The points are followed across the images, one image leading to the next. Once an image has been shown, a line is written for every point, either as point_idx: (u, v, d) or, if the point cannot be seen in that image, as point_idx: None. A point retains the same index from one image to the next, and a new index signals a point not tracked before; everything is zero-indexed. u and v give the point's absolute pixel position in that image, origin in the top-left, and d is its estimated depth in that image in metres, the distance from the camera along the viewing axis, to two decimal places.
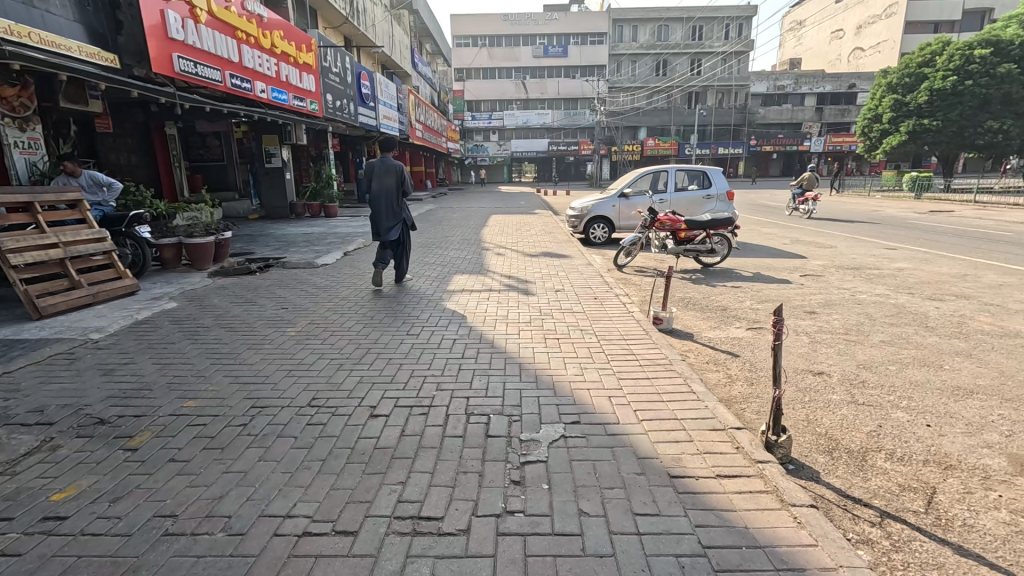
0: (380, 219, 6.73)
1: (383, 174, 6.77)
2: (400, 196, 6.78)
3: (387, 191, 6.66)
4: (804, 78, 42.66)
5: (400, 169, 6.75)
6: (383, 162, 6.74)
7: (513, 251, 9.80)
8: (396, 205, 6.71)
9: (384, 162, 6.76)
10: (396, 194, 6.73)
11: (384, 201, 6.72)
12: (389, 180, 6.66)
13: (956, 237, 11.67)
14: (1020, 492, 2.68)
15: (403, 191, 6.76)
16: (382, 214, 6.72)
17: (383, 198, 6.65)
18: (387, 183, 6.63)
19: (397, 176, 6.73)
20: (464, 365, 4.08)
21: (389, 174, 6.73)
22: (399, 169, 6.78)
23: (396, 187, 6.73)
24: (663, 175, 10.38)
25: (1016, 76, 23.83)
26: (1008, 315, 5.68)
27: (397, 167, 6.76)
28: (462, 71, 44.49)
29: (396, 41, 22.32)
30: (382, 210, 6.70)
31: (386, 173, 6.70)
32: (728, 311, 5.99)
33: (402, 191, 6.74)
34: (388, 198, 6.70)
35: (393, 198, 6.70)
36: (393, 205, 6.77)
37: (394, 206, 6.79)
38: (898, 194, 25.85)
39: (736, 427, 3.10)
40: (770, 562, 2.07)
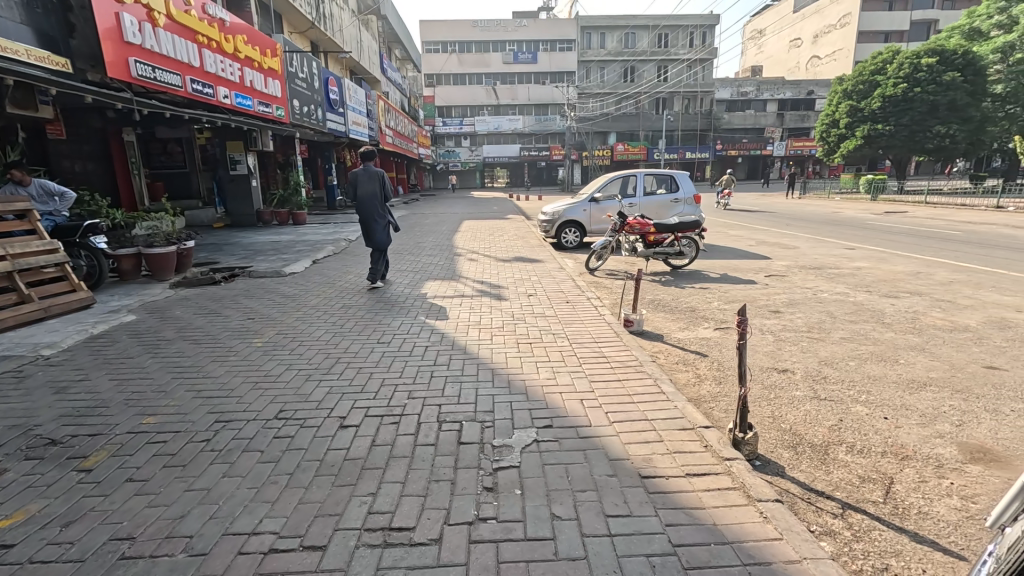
0: (366, 224, 7.03)
1: (367, 180, 7.03)
2: (383, 201, 7.06)
3: (372, 197, 6.93)
4: (765, 85, 44.06)
5: (382, 176, 7.01)
6: (366, 169, 6.99)
7: (485, 256, 9.79)
8: (381, 210, 6.98)
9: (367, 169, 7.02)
10: (380, 200, 7.02)
11: (369, 207, 6.99)
12: (373, 186, 6.93)
13: (910, 237, 12.21)
14: (971, 479, 2.81)
15: (386, 196, 7.04)
16: (368, 219, 7.02)
17: (368, 204, 6.92)
18: (371, 190, 6.89)
19: (380, 182, 7.00)
20: (435, 372, 4.05)
21: (372, 180, 6.99)
22: (381, 175, 7.03)
23: (380, 193, 7.00)
24: (632, 180, 10.56)
25: (959, 83, 24.80)
26: (957, 311, 5.97)
27: (380, 173, 7.02)
28: (432, 77, 44.40)
29: (364, 46, 22.12)
30: (367, 216, 6.98)
31: (369, 179, 6.96)
32: (697, 312, 6.12)
33: (385, 196, 7.02)
34: (372, 204, 6.97)
35: (377, 204, 6.97)
36: (378, 210, 7.05)
37: (378, 211, 7.08)
38: (855, 196, 26.89)
39: (705, 426, 3.16)
40: (737, 558, 2.11)
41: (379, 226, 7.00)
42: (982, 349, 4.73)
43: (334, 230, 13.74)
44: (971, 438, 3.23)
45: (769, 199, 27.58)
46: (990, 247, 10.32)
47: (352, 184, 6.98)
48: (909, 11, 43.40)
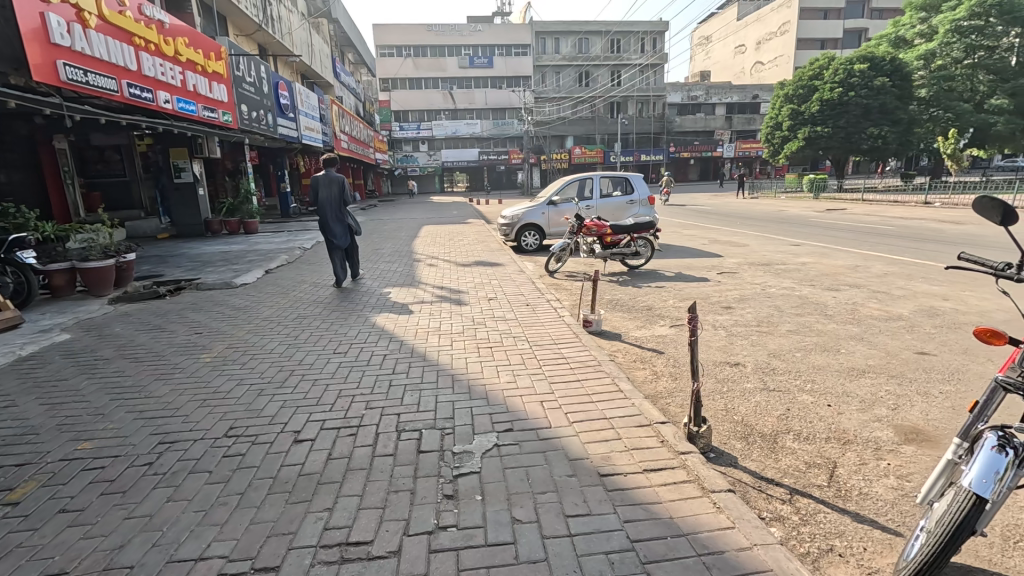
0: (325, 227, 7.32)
1: (327, 185, 7.32)
2: (344, 205, 7.37)
3: (331, 202, 7.23)
4: (713, 89, 45.77)
5: (342, 181, 7.31)
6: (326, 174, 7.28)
7: (445, 261, 9.73)
8: (340, 214, 7.29)
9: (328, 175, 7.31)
10: (339, 204, 7.33)
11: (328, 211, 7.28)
12: (332, 191, 7.24)
13: (849, 233, 12.92)
14: (905, 459, 2.99)
15: (345, 201, 7.34)
16: (327, 222, 7.31)
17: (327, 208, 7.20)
18: (330, 195, 7.18)
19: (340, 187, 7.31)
20: (394, 381, 3.98)
21: (332, 185, 7.27)
22: (340, 180, 7.33)
23: (339, 197, 7.30)
24: (589, 183, 10.75)
25: (889, 88, 26.56)
26: (891, 301, 6.36)
27: (340, 179, 7.32)
28: (387, 81, 43.83)
29: (316, 51, 21.64)
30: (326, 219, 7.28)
31: (329, 184, 7.24)
32: (653, 310, 6.27)
33: (344, 200, 7.34)
34: (332, 208, 7.27)
35: (337, 207, 7.29)
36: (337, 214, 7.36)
37: (337, 214, 7.39)
38: (800, 195, 28.25)
39: (661, 422, 3.24)
40: (692, 548, 2.17)
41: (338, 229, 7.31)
42: (914, 336, 5.05)
43: (288, 238, 13.35)
44: (905, 420, 3.44)
45: (720, 199, 28.59)
46: (920, 240, 11.04)
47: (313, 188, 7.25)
48: (842, 20, 46.02)
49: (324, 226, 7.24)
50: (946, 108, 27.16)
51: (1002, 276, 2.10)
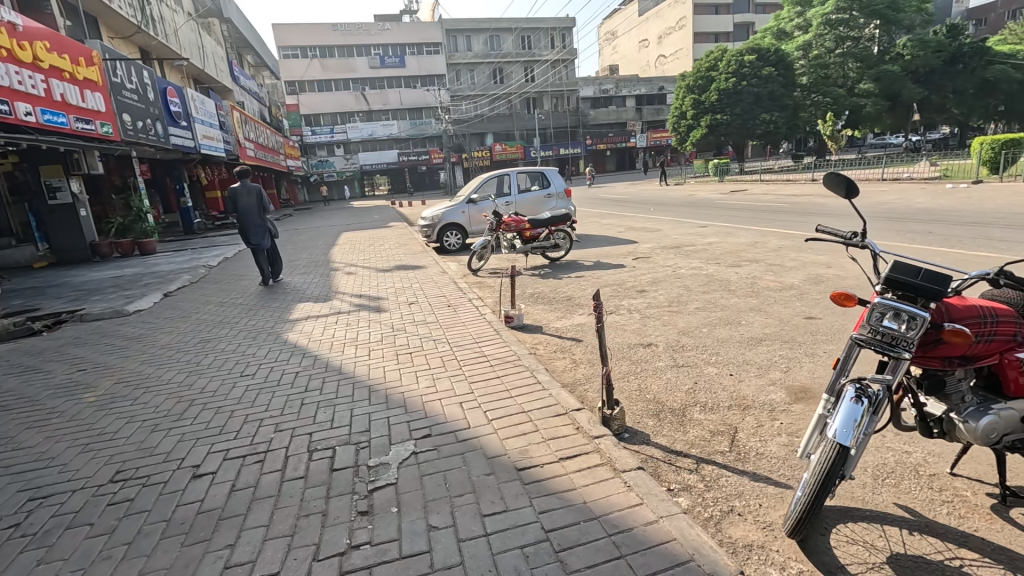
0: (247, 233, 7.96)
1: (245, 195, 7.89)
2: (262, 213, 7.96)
3: (250, 210, 7.83)
4: (623, 82, 47.60)
5: (259, 190, 7.93)
6: (243, 183, 7.82)
7: (364, 267, 9.43)
8: (255, 221, 7.85)
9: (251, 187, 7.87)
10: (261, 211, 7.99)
11: (248, 218, 7.89)
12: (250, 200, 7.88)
13: (749, 211, 13.96)
14: (794, 416, 3.27)
15: (264, 208, 7.98)
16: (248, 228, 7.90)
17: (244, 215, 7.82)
18: (245, 203, 7.78)
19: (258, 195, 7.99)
20: (306, 399, 3.79)
21: (250, 194, 7.86)
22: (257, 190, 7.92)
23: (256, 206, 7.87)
24: (507, 179, 10.79)
25: (774, 77, 29.12)
26: (785, 272, 6.93)
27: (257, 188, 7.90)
28: (293, 84, 41.68)
29: (208, 53, 20.13)
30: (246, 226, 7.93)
31: (247, 193, 7.84)
32: (572, 300, 6.42)
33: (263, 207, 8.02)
34: (251, 215, 7.86)
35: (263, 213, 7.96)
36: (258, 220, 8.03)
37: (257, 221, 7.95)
38: (706, 179, 30.16)
39: (577, 409, 3.33)
40: (603, 530, 2.24)
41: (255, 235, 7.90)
42: (803, 302, 5.53)
43: (191, 256, 12.38)
44: (795, 380, 3.76)
45: (635, 187, 29.86)
46: (806, 215, 12.16)
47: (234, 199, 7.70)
48: (731, 14, 49.36)
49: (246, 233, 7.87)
50: (824, 93, 30.09)
51: (852, 243, 2.33)
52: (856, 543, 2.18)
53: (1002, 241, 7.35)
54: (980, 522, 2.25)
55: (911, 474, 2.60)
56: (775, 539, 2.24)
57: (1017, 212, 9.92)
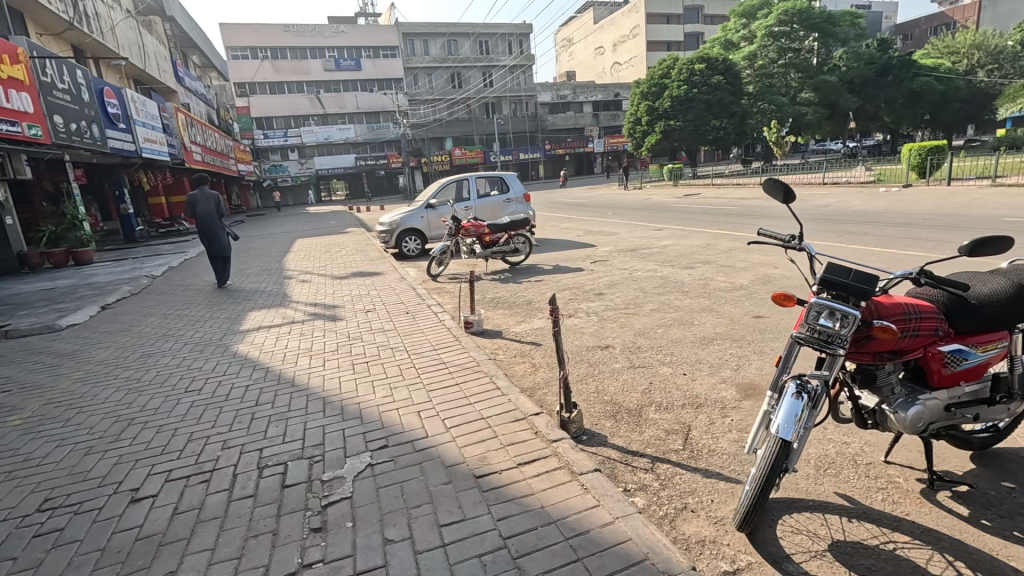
0: (210, 240, 8.21)
1: (201, 201, 8.16)
2: (220, 218, 8.26)
3: (212, 216, 8.13)
4: (580, 88, 48.46)
5: (216, 196, 8.18)
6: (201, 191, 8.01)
7: (320, 275, 9.19)
8: (219, 226, 8.18)
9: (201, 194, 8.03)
10: (217, 217, 8.21)
11: (211, 224, 8.15)
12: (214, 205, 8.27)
13: (703, 215, 14.45)
14: (744, 412, 3.39)
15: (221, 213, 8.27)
16: (212, 235, 8.19)
17: (210, 222, 8.09)
18: (209, 210, 8.06)
19: (217, 202, 8.16)
20: (257, 413, 3.64)
21: (209, 202, 8.12)
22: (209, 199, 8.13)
23: (216, 212, 8.18)
24: (466, 184, 10.76)
25: (723, 85, 30.29)
26: (735, 272, 7.21)
27: (213, 194, 8.16)
28: (243, 86, 40.26)
29: (149, 52, 19.15)
30: (210, 232, 8.17)
31: (206, 200, 8.08)
32: (532, 304, 6.45)
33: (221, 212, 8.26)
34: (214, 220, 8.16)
35: (211, 222, 8.07)
36: (218, 225, 8.28)
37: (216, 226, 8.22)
38: (662, 183, 30.95)
39: (535, 413, 3.34)
40: (561, 533, 2.26)
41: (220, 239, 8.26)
42: (751, 302, 5.77)
43: (131, 267, 11.69)
44: (744, 377, 3.91)
45: (594, 191, 30.27)
46: (754, 217, 12.71)
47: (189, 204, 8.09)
48: (682, 24, 51.07)
49: (211, 239, 8.16)
50: (769, 102, 31.48)
51: (790, 246, 2.44)
52: (801, 533, 2.27)
53: (929, 241, 7.90)
54: (910, 506, 2.40)
55: (850, 463, 2.74)
56: (725, 533, 2.31)
57: (943, 213, 10.67)
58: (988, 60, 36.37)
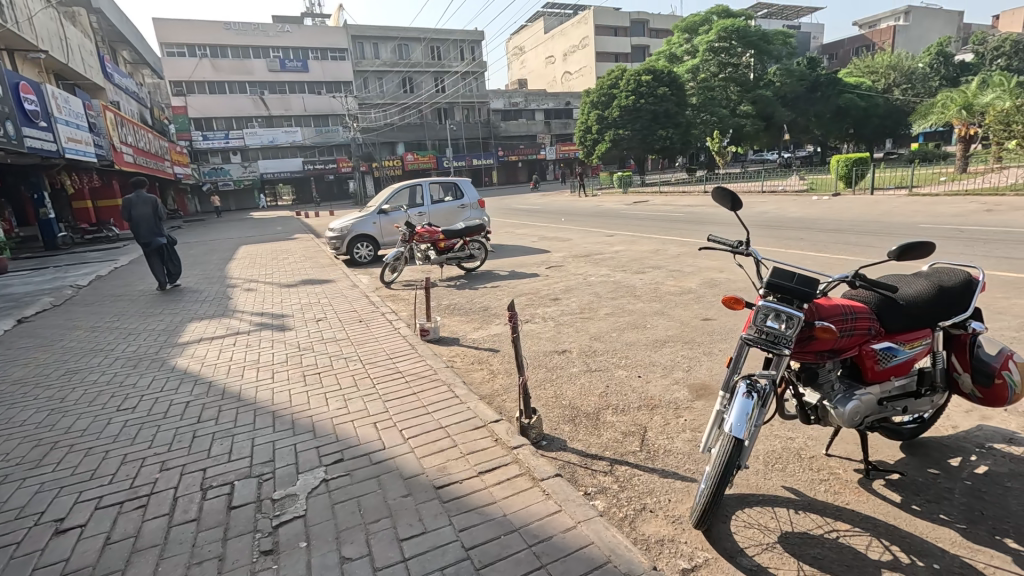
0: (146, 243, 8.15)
1: (142, 203, 8.03)
2: (157, 221, 8.08)
3: (146, 220, 7.99)
4: (532, 96, 49.09)
5: (153, 199, 7.95)
6: (136, 195, 7.88)
7: (266, 283, 8.80)
8: (151, 231, 8.03)
9: (137, 195, 8.02)
10: (152, 221, 8.03)
11: (145, 228, 8.05)
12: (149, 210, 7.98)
13: (651, 221, 14.95)
14: (696, 412, 3.50)
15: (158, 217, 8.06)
16: (146, 238, 8.10)
17: (141, 226, 7.98)
18: (141, 214, 7.91)
19: (152, 206, 7.95)
20: (199, 431, 3.42)
21: (143, 205, 7.94)
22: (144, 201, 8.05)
23: (151, 216, 7.99)
24: (419, 189, 10.63)
25: (668, 97, 31.50)
26: (683, 277, 7.49)
27: (151, 197, 7.96)
28: (180, 85, 38.21)
29: (72, 46, 17.81)
30: (144, 236, 8.07)
31: (141, 204, 7.93)
32: (489, 310, 6.43)
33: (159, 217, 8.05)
34: (147, 225, 8.03)
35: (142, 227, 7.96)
36: (155, 228, 8.13)
37: (151, 230, 8.08)
38: (613, 190, 31.75)
39: (495, 420, 3.32)
40: (524, 541, 2.24)
41: (154, 243, 8.12)
42: (700, 305, 6.00)
43: (54, 276, 10.78)
44: (696, 378, 4.04)
45: (547, 198, 30.61)
46: (699, 224, 13.28)
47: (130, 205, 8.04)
48: (629, 36, 52.86)
49: (144, 243, 8.08)
50: (711, 113, 33.04)
51: (738, 252, 2.54)
52: (752, 527, 2.37)
53: (856, 246, 8.50)
54: (851, 495, 2.55)
55: (796, 457, 2.88)
56: (683, 531, 2.37)
57: (867, 220, 11.54)
58: (902, 79, 39.77)
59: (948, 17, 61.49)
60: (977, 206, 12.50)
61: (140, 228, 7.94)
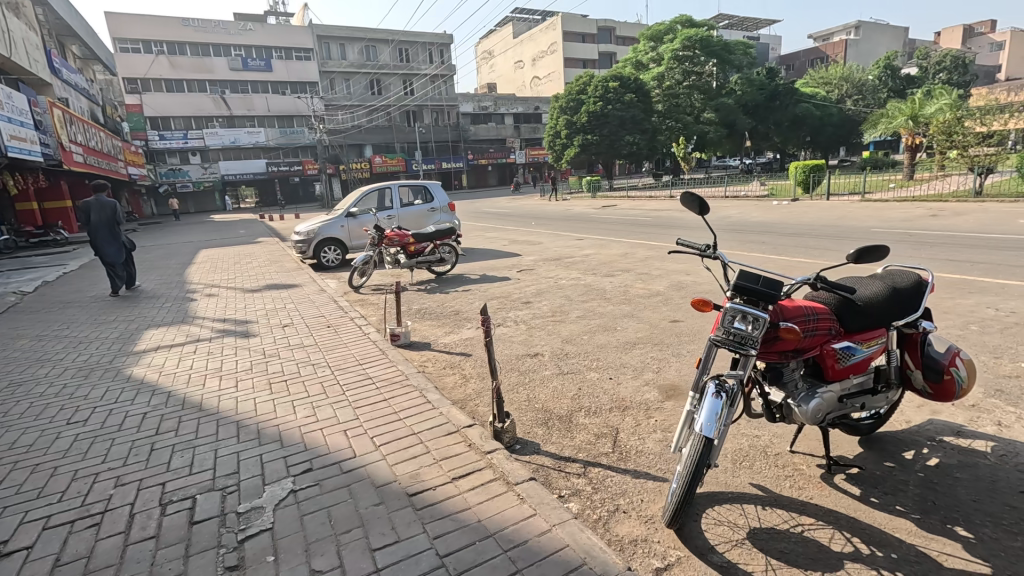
0: (101, 248, 7.83)
1: (100, 207, 7.77)
2: (115, 227, 7.80)
3: (103, 225, 7.70)
4: (501, 100, 49.24)
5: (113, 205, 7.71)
6: (96, 199, 7.63)
7: (228, 288, 8.52)
8: (109, 237, 7.75)
9: (98, 199, 7.77)
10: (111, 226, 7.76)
11: (101, 233, 7.76)
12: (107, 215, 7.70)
13: (620, 225, 15.20)
14: (666, 412, 3.57)
15: (117, 222, 7.79)
16: (102, 244, 7.79)
17: (99, 231, 7.70)
18: (99, 218, 7.64)
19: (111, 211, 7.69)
20: (157, 443, 3.27)
21: (102, 209, 7.68)
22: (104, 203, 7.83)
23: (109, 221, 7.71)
24: (388, 192, 10.50)
25: (635, 103, 32.14)
26: (651, 279, 7.63)
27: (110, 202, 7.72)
28: (135, 82, 36.68)
29: (16, 39, 16.86)
30: (100, 241, 7.76)
31: (99, 208, 7.67)
32: (460, 314, 6.40)
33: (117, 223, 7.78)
34: (104, 231, 7.74)
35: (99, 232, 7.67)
36: (113, 234, 7.84)
37: (108, 236, 7.80)
38: (582, 194, 32.11)
39: (468, 425, 3.29)
40: (499, 546, 2.23)
41: (110, 249, 7.82)
42: (668, 307, 6.12)
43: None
44: (665, 379, 4.12)
45: (517, 202, 30.70)
46: (666, 228, 13.57)
47: (87, 209, 7.75)
48: (596, 43, 53.75)
49: (100, 248, 7.76)
50: (676, 120, 33.87)
51: (706, 256, 2.60)
52: (722, 524, 2.42)
53: (814, 249, 8.86)
54: (814, 490, 2.64)
55: (762, 454, 2.97)
56: (656, 531, 2.40)
57: (824, 224, 12.03)
58: (853, 90, 41.75)
59: (893, 32, 65.07)
60: (923, 211, 13.21)
61: (97, 233, 7.66)
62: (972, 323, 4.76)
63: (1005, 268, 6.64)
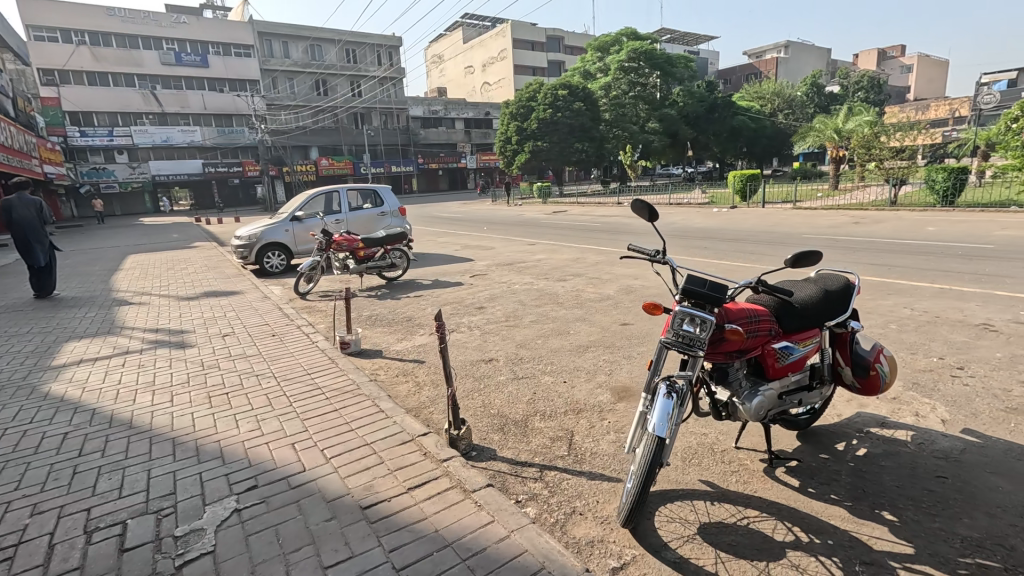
0: (27, 249, 7.35)
1: (23, 207, 7.43)
2: (43, 226, 7.49)
3: (31, 223, 7.36)
4: (451, 105, 49.07)
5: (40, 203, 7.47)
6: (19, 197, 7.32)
7: (162, 296, 7.99)
8: (38, 235, 7.40)
9: (19, 199, 7.44)
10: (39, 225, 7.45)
11: (28, 233, 7.35)
12: (34, 213, 7.42)
13: (571, 230, 15.47)
14: (619, 414, 3.65)
15: (45, 222, 7.50)
16: (29, 244, 7.35)
17: (26, 229, 7.31)
18: (27, 216, 7.33)
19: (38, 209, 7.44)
20: (81, 466, 3.01)
21: (27, 207, 7.37)
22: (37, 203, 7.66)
23: (37, 219, 7.42)
24: (336, 196, 10.20)
25: (584, 111, 32.86)
26: (602, 284, 7.80)
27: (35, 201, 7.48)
28: (52, 74, 33.86)
29: None
30: (27, 240, 7.33)
31: (24, 207, 7.35)
32: (412, 321, 6.29)
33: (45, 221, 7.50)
34: (32, 229, 7.38)
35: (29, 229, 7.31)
36: (41, 233, 7.49)
37: (36, 235, 7.43)
38: (533, 200, 32.45)
39: (423, 434, 3.23)
40: (457, 556, 2.20)
41: (39, 249, 7.41)
42: (618, 311, 6.28)
43: None
44: (617, 381, 4.21)
45: (468, 207, 30.62)
46: (615, 233, 13.95)
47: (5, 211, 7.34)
48: (546, 52, 54.66)
49: (27, 248, 7.29)
50: (623, 129, 34.95)
51: (656, 260, 2.69)
52: (674, 521, 2.49)
53: (753, 254, 9.34)
54: (758, 484, 2.77)
55: (710, 452, 3.09)
56: (611, 531, 2.45)
57: (761, 231, 12.74)
58: (784, 105, 44.57)
59: (818, 53, 70.10)
60: (847, 219, 14.25)
61: (26, 230, 7.27)
62: (892, 322, 5.17)
63: (918, 271, 7.25)
